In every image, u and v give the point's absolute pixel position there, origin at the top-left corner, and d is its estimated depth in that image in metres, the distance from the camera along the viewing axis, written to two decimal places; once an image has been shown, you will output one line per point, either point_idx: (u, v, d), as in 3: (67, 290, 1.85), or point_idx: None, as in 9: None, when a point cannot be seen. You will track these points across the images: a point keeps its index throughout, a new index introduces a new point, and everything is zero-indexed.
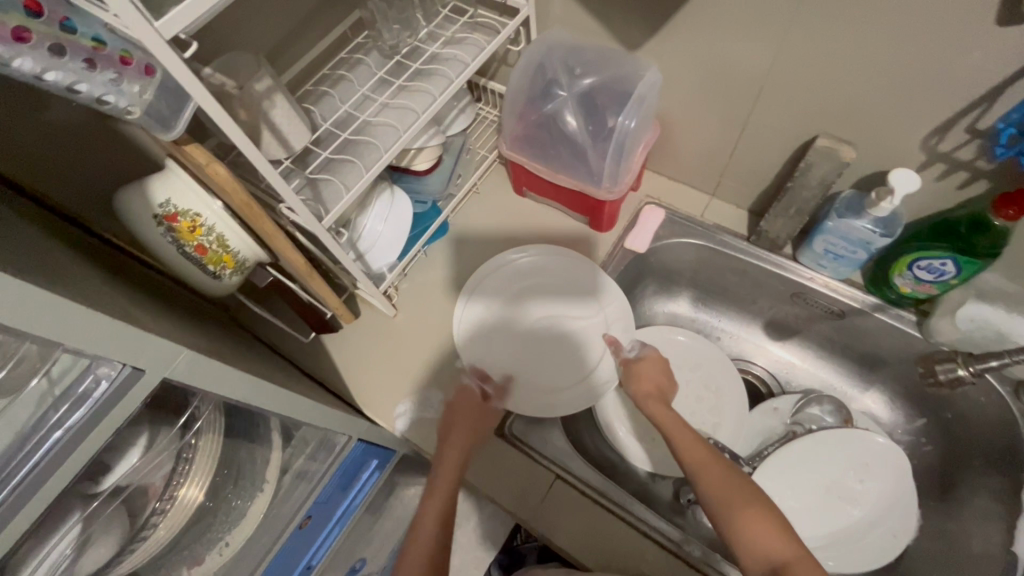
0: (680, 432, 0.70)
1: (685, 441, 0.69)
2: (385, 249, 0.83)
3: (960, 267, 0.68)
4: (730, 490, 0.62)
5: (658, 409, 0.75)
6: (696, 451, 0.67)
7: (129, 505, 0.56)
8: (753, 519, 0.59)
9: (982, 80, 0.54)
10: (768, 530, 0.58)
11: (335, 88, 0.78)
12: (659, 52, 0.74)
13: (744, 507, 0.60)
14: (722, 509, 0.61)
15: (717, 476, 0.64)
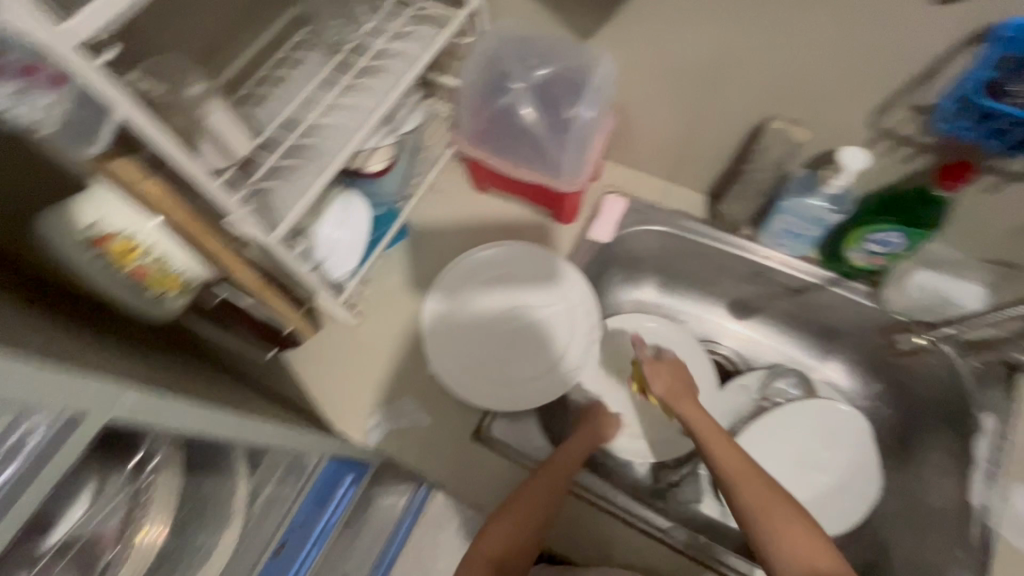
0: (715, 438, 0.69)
1: (720, 447, 0.68)
2: (344, 256, 0.79)
3: (908, 238, 0.71)
4: (766, 500, 0.62)
5: (693, 411, 0.74)
6: (734, 459, 0.66)
7: (79, 557, 0.52)
8: (788, 529, 0.59)
9: (923, 60, 0.56)
10: (805, 536, 0.58)
11: (277, 89, 0.73)
12: (612, 41, 0.73)
13: (778, 515, 0.60)
14: (758, 517, 0.61)
15: (757, 491, 0.62)
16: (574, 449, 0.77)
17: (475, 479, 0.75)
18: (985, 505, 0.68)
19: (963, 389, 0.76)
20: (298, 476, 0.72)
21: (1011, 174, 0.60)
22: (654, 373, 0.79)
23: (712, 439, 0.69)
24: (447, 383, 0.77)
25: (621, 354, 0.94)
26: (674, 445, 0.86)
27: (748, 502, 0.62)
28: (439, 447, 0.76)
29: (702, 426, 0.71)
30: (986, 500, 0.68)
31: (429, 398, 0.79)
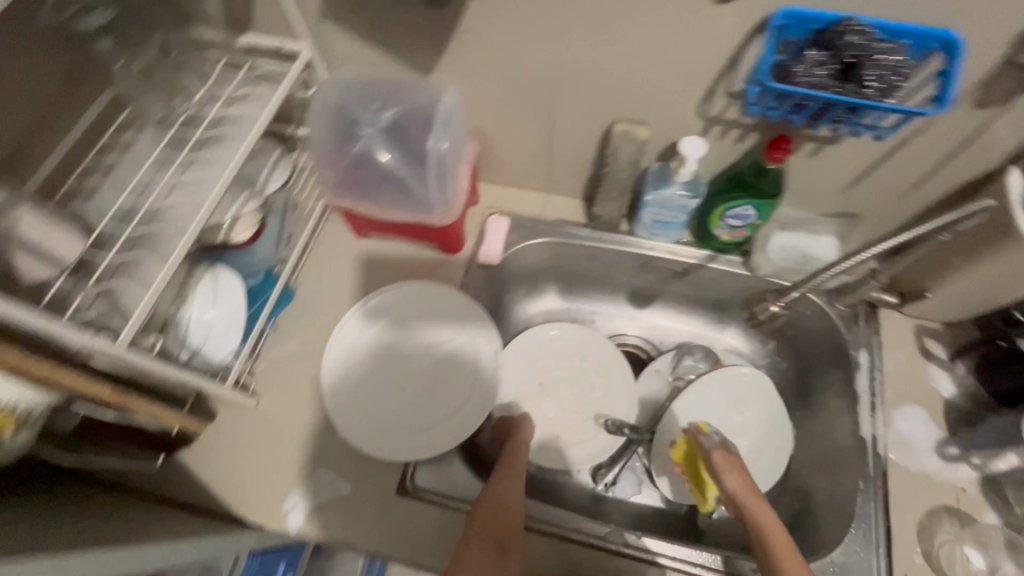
0: (781, 545, 0.62)
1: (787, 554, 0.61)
2: (222, 336, 0.74)
3: (758, 210, 0.77)
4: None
5: (754, 507, 0.68)
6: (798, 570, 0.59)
7: None
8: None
9: (723, 50, 0.61)
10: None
11: (107, 179, 0.67)
12: (451, 72, 0.74)
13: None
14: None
15: None
16: (511, 468, 0.75)
17: (405, 536, 0.72)
18: (876, 435, 0.74)
19: (837, 334, 0.82)
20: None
21: (822, 140, 0.67)
22: (726, 465, 0.73)
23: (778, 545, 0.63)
24: (356, 443, 0.75)
25: (532, 366, 0.94)
26: (596, 445, 0.91)
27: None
28: (363, 512, 0.73)
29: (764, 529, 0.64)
30: (873, 430, 0.74)
31: (345, 464, 0.75)
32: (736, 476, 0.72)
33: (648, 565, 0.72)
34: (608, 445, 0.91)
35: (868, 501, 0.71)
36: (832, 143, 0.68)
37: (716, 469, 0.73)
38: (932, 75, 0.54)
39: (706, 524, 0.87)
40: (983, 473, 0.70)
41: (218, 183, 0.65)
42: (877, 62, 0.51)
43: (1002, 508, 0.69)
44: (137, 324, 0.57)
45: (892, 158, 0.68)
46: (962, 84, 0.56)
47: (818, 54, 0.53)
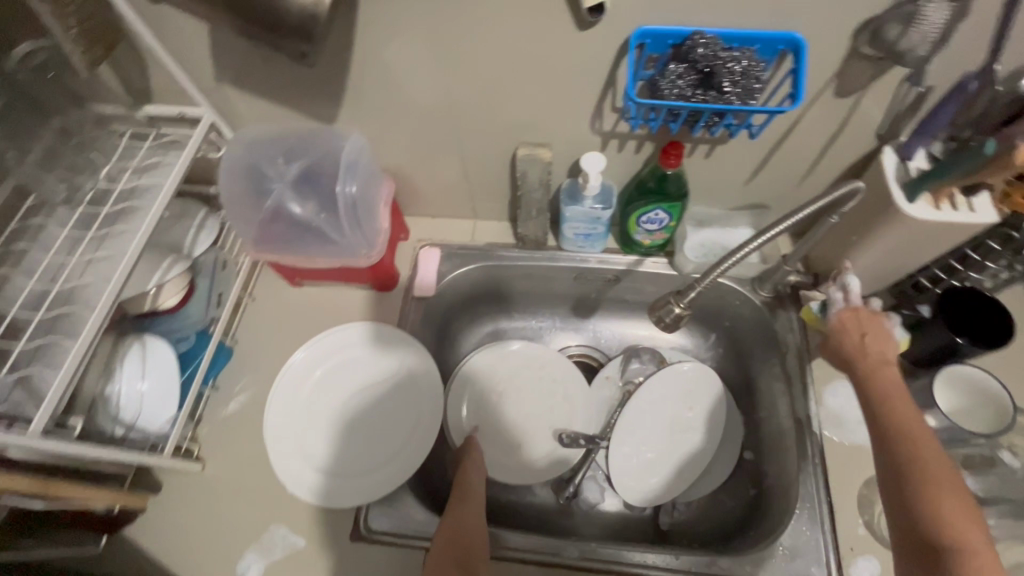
0: (897, 403, 0.62)
1: (906, 412, 0.60)
2: (156, 405, 0.74)
3: (669, 213, 0.79)
4: (947, 470, 0.55)
5: (874, 360, 0.66)
6: (912, 429, 0.59)
7: None
8: (952, 504, 0.53)
9: (598, 71, 0.64)
10: (962, 516, 0.52)
11: (19, 266, 0.67)
12: (355, 118, 0.76)
13: (944, 490, 0.53)
14: (920, 488, 0.54)
15: (932, 462, 0.56)
16: (468, 489, 0.76)
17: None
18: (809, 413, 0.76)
19: (765, 319, 0.85)
20: None
21: (713, 141, 0.70)
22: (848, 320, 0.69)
23: (897, 403, 0.61)
24: (315, 502, 0.74)
25: (487, 387, 0.92)
26: (556, 457, 0.89)
27: (925, 469, 0.55)
28: (317, 565, 0.72)
29: (883, 388, 0.63)
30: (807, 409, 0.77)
31: (295, 517, 0.75)
32: (852, 332, 0.68)
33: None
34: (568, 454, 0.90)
35: (809, 480, 0.72)
36: (722, 143, 0.71)
37: (836, 326, 0.70)
38: (787, 72, 0.58)
39: (668, 526, 0.86)
40: None
41: (129, 255, 0.66)
42: (732, 70, 0.55)
43: None
44: (51, 411, 0.57)
45: (779, 148, 0.71)
46: (816, 78, 0.60)
47: (679, 69, 0.56)
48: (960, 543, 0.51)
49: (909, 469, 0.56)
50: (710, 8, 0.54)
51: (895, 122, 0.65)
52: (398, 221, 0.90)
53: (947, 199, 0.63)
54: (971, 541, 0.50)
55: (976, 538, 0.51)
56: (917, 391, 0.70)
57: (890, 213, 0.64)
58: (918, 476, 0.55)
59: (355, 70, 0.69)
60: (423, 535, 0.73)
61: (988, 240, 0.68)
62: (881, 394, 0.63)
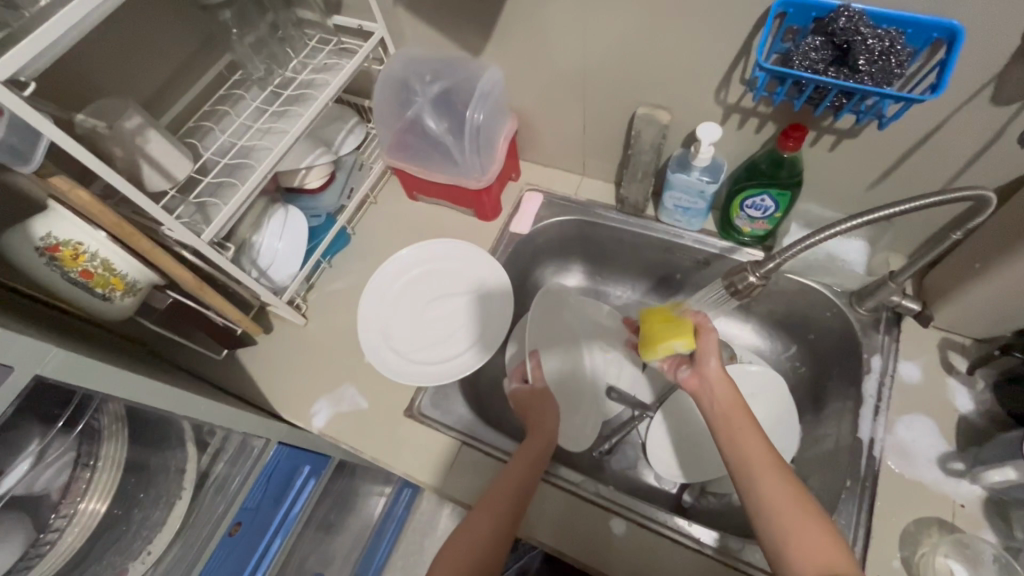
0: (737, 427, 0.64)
1: (747, 439, 0.61)
2: (285, 261, 0.90)
3: (776, 202, 0.78)
4: (785, 493, 0.55)
5: (721, 389, 0.69)
6: (751, 453, 0.60)
7: (27, 513, 0.63)
8: (806, 529, 0.53)
9: (735, 39, 0.65)
10: (819, 541, 0.51)
11: (218, 123, 0.85)
12: (498, 53, 0.84)
13: (795, 517, 0.54)
14: (772, 519, 0.55)
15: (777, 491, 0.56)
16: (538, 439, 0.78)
17: (404, 451, 0.80)
18: (874, 437, 0.72)
19: (853, 336, 0.81)
20: (246, 459, 0.78)
21: (841, 132, 0.68)
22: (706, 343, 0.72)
23: (738, 429, 0.63)
24: (386, 374, 0.84)
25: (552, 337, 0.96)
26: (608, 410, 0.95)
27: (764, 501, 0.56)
28: (373, 426, 0.83)
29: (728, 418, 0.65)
30: (872, 433, 0.72)
31: (365, 384, 0.87)
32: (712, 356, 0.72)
33: (611, 515, 0.74)
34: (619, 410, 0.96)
35: (853, 499, 0.69)
36: (850, 137, 0.69)
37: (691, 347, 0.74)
38: (935, 64, 0.55)
39: (691, 503, 0.87)
40: (987, 491, 0.66)
41: (295, 128, 0.80)
42: (869, 49, 0.54)
43: (1002, 529, 0.65)
44: (218, 229, 0.73)
45: (915, 154, 0.67)
46: (971, 78, 0.57)
47: (815, 41, 0.56)
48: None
49: (756, 499, 0.57)
50: None
51: None
52: (512, 161, 0.98)
53: None
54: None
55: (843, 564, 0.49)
56: (1008, 442, 0.63)
57: None
58: (765, 507, 0.56)
59: (509, 7, 0.76)
60: (463, 430, 0.81)
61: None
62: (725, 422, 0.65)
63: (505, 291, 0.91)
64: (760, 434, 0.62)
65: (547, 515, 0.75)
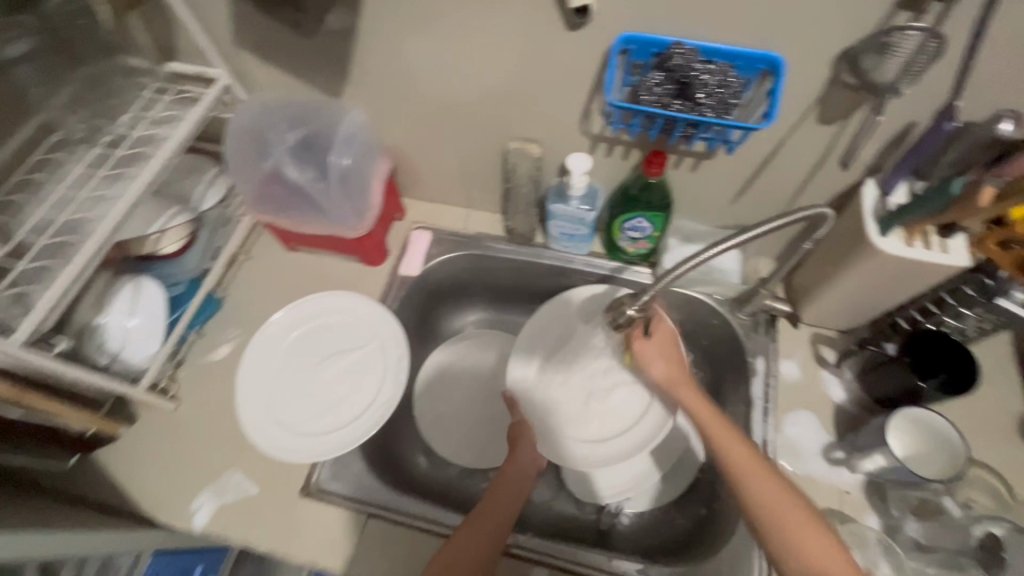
0: (721, 433, 0.66)
1: (731, 441, 0.64)
2: (140, 341, 0.79)
3: (652, 223, 0.80)
4: (790, 507, 0.58)
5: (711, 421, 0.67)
6: (746, 471, 0.62)
7: None
8: (811, 534, 0.56)
9: (586, 74, 0.66)
10: (827, 552, 0.55)
11: (34, 193, 0.72)
12: (358, 94, 0.80)
13: (799, 524, 0.57)
14: (769, 521, 0.58)
15: (771, 495, 0.59)
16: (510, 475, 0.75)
17: (305, 536, 0.73)
18: (766, 439, 0.75)
19: (738, 342, 0.84)
20: None
21: (698, 155, 0.71)
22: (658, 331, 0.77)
23: (750, 479, 0.61)
24: (274, 455, 0.76)
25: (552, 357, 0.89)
26: (584, 429, 0.85)
27: (767, 514, 0.59)
28: (268, 514, 0.75)
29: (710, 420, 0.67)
30: (765, 434, 0.76)
31: (253, 466, 0.78)
32: (660, 362, 0.76)
33: (532, 565, 0.71)
34: (597, 432, 0.84)
35: None
36: (707, 159, 0.72)
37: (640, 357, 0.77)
38: (764, 94, 0.58)
39: (611, 524, 0.86)
40: (864, 475, 0.71)
41: (130, 194, 0.70)
42: (706, 83, 0.56)
43: (882, 510, 0.70)
44: (34, 326, 0.61)
45: (764, 171, 0.71)
46: (799, 102, 0.61)
47: (657, 76, 0.58)
48: None
49: (746, 500, 0.60)
50: (695, 22, 0.56)
51: (878, 155, 0.65)
52: (393, 201, 0.93)
53: (920, 237, 0.62)
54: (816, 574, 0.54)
55: (838, 565, 0.54)
56: (876, 428, 0.68)
57: (864, 247, 0.64)
58: (768, 520, 0.58)
59: (361, 46, 0.72)
60: (369, 501, 0.75)
61: (946, 292, 0.66)
62: (707, 433, 0.67)
63: (401, 337, 0.86)
64: (740, 438, 0.65)
65: None
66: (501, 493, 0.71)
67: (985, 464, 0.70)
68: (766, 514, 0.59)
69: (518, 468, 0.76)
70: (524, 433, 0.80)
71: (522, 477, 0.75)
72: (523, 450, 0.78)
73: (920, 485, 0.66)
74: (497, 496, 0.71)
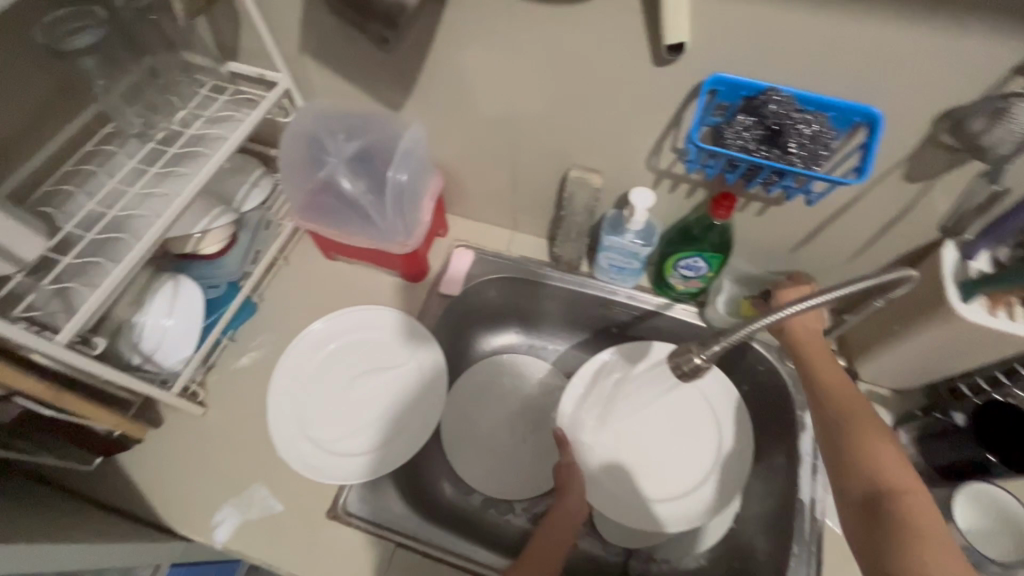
0: (819, 360, 0.69)
1: (823, 363, 0.68)
2: (175, 343, 0.76)
3: (709, 262, 0.77)
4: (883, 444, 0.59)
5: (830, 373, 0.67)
6: (851, 407, 0.63)
7: None
8: (887, 453, 0.58)
9: (664, 111, 0.64)
10: (897, 468, 0.57)
11: (84, 185, 0.71)
12: (420, 110, 0.78)
13: (875, 439, 0.59)
14: (843, 435, 0.61)
15: (853, 412, 0.62)
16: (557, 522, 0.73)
17: (329, 562, 0.70)
18: (814, 498, 0.73)
19: (786, 392, 0.82)
20: None
21: (768, 200, 0.69)
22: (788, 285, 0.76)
23: (834, 395, 0.65)
24: (304, 473, 0.74)
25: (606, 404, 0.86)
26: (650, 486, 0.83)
27: (856, 442, 0.59)
28: (291, 534, 0.72)
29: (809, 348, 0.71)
30: (812, 493, 0.74)
31: (279, 482, 0.75)
32: (802, 322, 0.73)
33: None
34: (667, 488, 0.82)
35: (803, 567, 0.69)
36: (776, 205, 0.70)
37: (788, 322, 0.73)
38: (856, 146, 0.56)
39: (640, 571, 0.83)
40: None
41: (185, 195, 0.68)
42: (800, 133, 0.54)
43: None
44: (79, 326, 0.59)
45: (834, 221, 0.69)
46: (887, 158, 0.59)
47: (747, 121, 0.56)
48: (871, 495, 0.56)
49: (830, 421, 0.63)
50: (792, 69, 0.54)
51: (961, 218, 0.62)
52: (439, 217, 0.91)
53: (1004, 306, 0.60)
54: (886, 491, 0.55)
55: (903, 479, 0.56)
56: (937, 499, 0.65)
57: (940, 310, 0.61)
58: (846, 435, 0.61)
59: (431, 64, 0.70)
60: (399, 529, 0.72)
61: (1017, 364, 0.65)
62: (806, 358, 0.70)
63: (439, 358, 0.84)
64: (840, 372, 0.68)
65: None
66: (547, 540, 0.70)
67: None
68: (844, 428, 0.61)
69: (566, 514, 0.74)
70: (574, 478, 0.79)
71: (570, 524, 0.73)
72: (571, 497, 0.77)
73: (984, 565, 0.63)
74: (543, 543, 0.69)
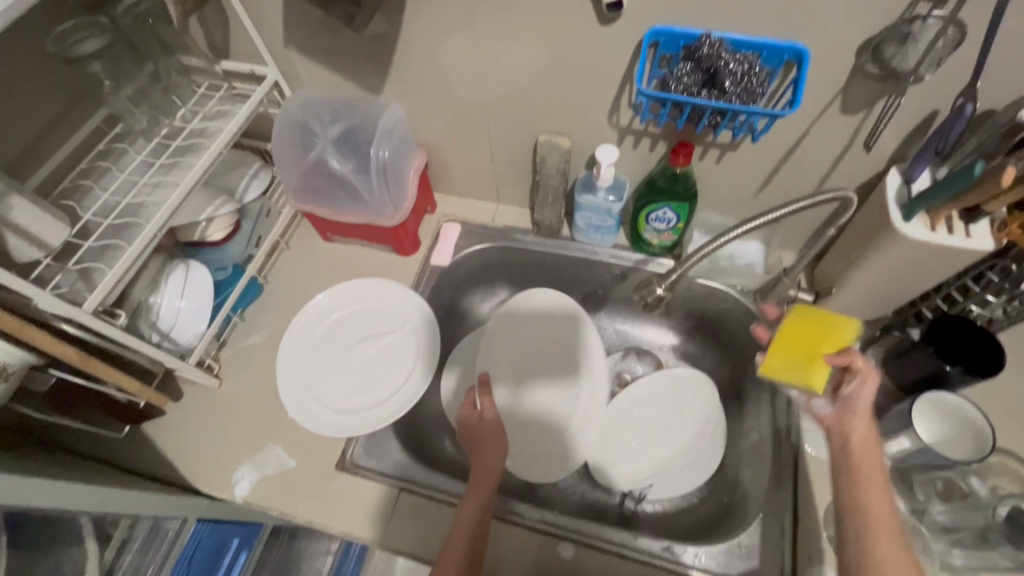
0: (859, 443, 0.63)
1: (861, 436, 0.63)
2: (187, 320, 0.83)
3: (677, 213, 0.82)
4: (874, 471, 0.60)
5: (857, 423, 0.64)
6: (865, 489, 0.60)
7: None
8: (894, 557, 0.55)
9: (616, 69, 0.69)
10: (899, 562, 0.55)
11: (100, 180, 0.78)
12: (397, 90, 0.84)
13: (883, 533, 0.56)
14: (857, 523, 0.58)
15: (871, 503, 0.58)
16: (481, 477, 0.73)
17: (341, 508, 0.76)
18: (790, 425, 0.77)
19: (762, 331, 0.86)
20: (160, 544, 0.72)
21: (724, 146, 0.74)
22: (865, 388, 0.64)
23: (856, 477, 0.61)
24: (312, 428, 0.80)
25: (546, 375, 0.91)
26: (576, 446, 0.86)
27: (852, 470, 0.61)
28: (306, 485, 0.78)
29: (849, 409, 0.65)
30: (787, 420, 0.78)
31: (291, 441, 0.81)
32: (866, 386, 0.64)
33: (558, 540, 0.73)
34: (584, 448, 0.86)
35: (780, 486, 0.74)
36: (732, 150, 0.75)
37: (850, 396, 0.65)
38: (790, 82, 0.62)
39: (634, 509, 0.87)
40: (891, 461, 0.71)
41: (187, 179, 0.75)
42: (733, 72, 0.59)
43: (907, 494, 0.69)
44: (101, 297, 0.66)
45: (787, 162, 0.74)
46: (821, 92, 0.63)
47: (686, 67, 0.61)
48: None
49: (846, 504, 0.60)
50: (723, 15, 0.59)
51: (902, 145, 0.67)
52: (426, 194, 0.98)
53: (945, 222, 0.64)
54: None
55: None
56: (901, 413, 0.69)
57: (887, 232, 0.66)
58: (860, 521, 0.58)
59: (403, 45, 0.76)
60: (399, 475, 0.78)
61: (970, 280, 0.69)
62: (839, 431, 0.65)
63: (430, 320, 0.90)
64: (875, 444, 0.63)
65: (496, 554, 0.72)
66: (472, 495, 0.70)
67: (1012, 451, 0.70)
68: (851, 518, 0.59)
69: (488, 468, 0.74)
70: (491, 432, 0.79)
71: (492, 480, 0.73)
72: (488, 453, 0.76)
73: (948, 468, 0.67)
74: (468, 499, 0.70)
